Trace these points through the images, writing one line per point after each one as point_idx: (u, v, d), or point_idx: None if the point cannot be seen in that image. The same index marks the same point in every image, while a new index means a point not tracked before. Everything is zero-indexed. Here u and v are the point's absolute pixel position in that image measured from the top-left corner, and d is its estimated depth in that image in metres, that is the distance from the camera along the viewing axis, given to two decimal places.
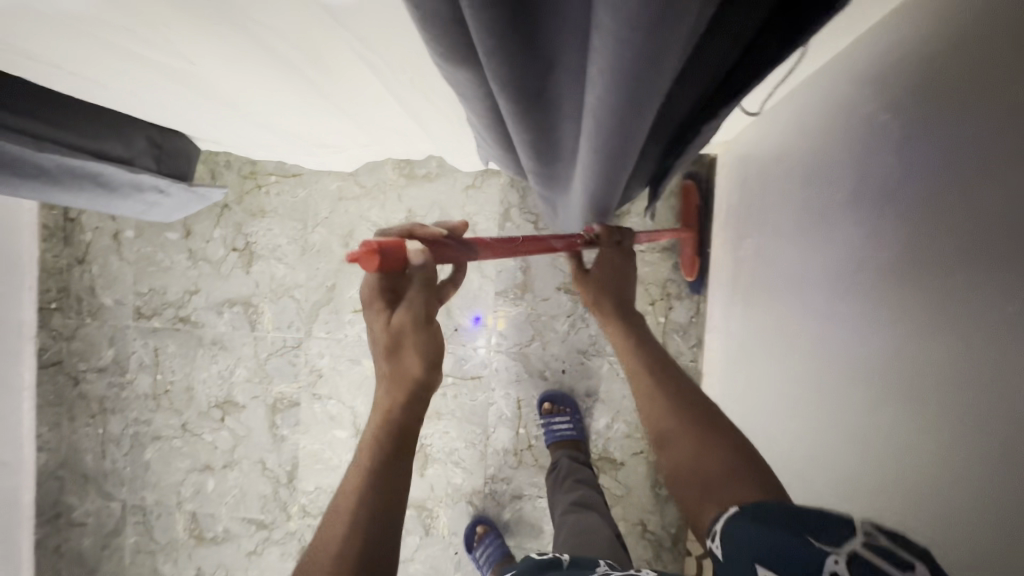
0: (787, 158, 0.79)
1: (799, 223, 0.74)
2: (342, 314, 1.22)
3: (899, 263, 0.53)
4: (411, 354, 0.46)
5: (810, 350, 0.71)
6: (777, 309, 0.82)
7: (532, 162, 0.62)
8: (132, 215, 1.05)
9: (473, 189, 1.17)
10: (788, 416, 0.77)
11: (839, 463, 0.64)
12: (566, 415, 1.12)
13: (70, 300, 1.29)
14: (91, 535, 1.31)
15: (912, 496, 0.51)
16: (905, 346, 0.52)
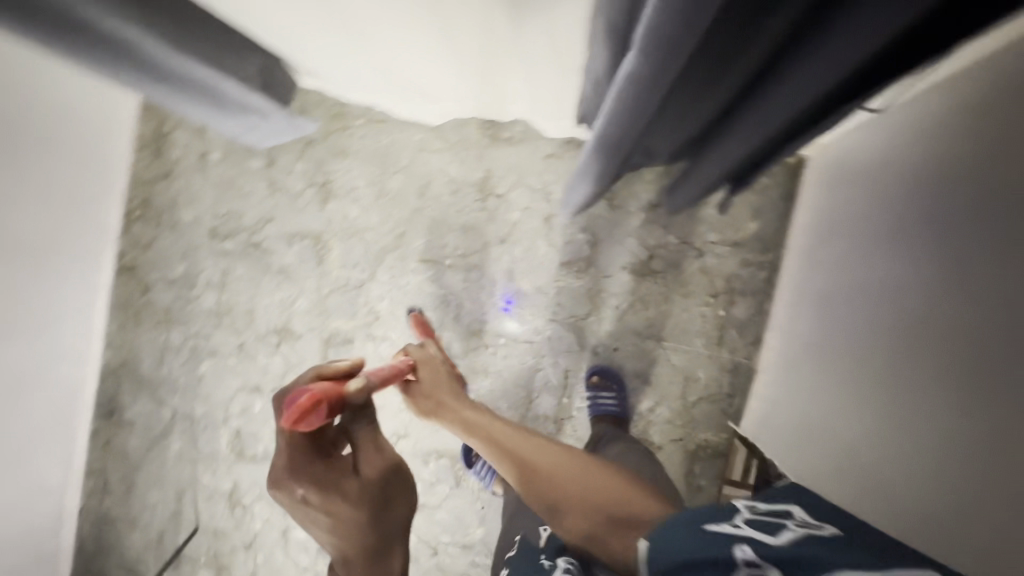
0: (867, 177, 0.86)
1: (866, 237, 0.83)
2: (408, 262, 1.25)
3: (953, 263, 0.62)
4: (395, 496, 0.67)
5: (871, 376, 0.75)
6: (842, 327, 0.85)
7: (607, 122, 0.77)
8: (230, 132, 1.08)
9: (553, 158, 1.19)
10: (829, 413, 0.84)
11: (877, 449, 0.71)
12: (612, 390, 1.14)
13: (151, 212, 1.34)
14: (138, 436, 1.37)
15: (943, 461, 0.59)
16: (949, 335, 0.61)
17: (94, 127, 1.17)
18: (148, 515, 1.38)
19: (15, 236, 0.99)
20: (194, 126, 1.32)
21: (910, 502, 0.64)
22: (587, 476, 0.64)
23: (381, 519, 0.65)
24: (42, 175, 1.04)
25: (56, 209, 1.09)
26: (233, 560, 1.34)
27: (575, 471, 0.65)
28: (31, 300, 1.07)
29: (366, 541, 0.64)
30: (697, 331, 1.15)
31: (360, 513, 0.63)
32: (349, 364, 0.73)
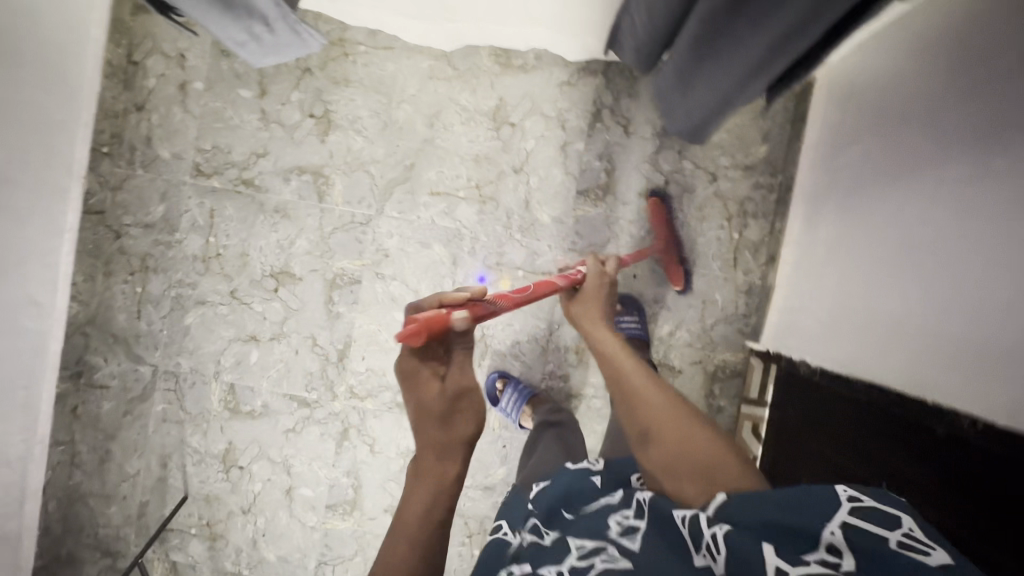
0: (877, 83, 0.90)
1: (883, 134, 0.87)
2: (417, 196, 1.20)
3: (986, 120, 0.66)
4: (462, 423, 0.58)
5: (914, 266, 0.76)
6: (876, 221, 0.86)
7: (681, 55, 0.85)
8: (230, 42, 1.01)
9: (567, 86, 1.18)
10: (858, 303, 0.87)
11: (915, 316, 0.74)
12: (635, 316, 1.14)
13: (123, 148, 1.22)
14: (112, 399, 1.24)
15: (994, 297, 0.62)
16: (992, 184, 0.64)
17: (61, 43, 1.04)
18: (127, 486, 1.24)
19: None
20: (171, 53, 1.21)
21: (962, 351, 0.66)
22: (677, 428, 0.60)
23: (441, 451, 0.57)
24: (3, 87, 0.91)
25: (17, 130, 0.96)
26: (229, 527, 1.23)
27: (663, 409, 0.62)
28: None
29: (438, 437, 0.57)
30: (714, 254, 1.18)
31: (437, 417, 0.58)
32: (467, 296, 0.69)
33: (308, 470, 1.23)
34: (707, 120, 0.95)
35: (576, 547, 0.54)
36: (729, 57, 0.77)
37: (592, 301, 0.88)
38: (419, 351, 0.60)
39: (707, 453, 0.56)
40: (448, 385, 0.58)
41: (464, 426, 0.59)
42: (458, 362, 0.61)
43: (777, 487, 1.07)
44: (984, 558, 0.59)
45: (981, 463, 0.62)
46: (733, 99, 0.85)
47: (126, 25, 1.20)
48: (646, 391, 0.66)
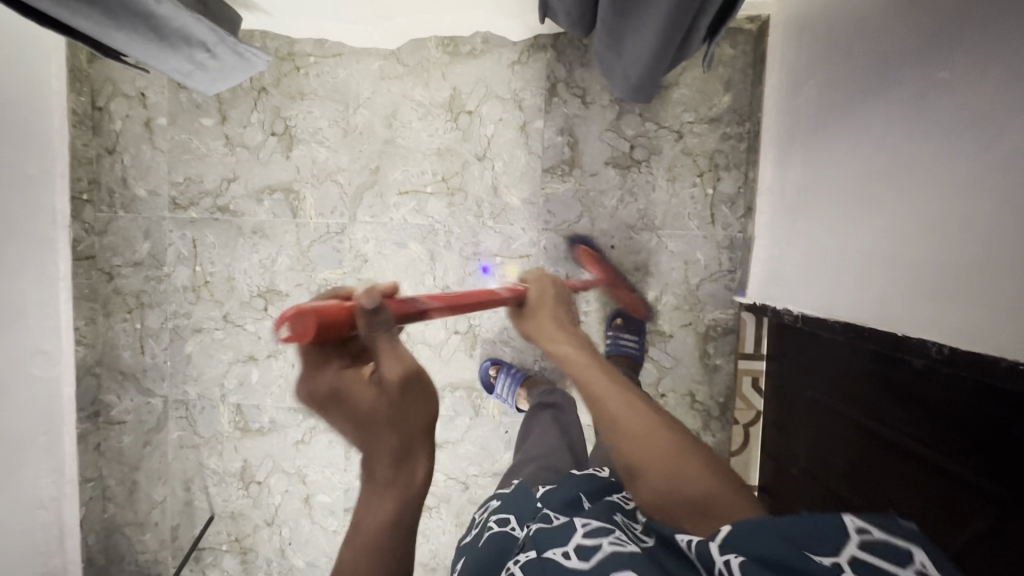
0: (826, 8, 0.87)
1: (837, 62, 0.83)
2: (387, 198, 1.21)
3: (925, 36, 0.63)
4: (418, 459, 0.48)
5: (876, 198, 0.73)
6: (839, 156, 0.83)
7: (611, 17, 0.85)
8: (176, 75, 1.02)
9: (518, 65, 1.16)
10: (832, 242, 0.84)
11: (881, 250, 0.72)
12: (634, 334, 1.14)
13: (103, 192, 1.27)
14: (132, 432, 1.30)
15: (951, 220, 0.59)
16: (936, 102, 0.61)
17: (26, 101, 1.08)
18: (157, 513, 1.31)
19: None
20: (132, 93, 1.24)
21: (926, 280, 0.64)
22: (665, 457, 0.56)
23: (400, 460, 0.47)
24: None
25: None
26: (257, 540, 1.28)
27: (651, 440, 0.58)
28: None
29: (392, 440, 0.45)
30: (690, 214, 1.15)
31: (383, 415, 0.44)
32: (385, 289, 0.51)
33: (322, 477, 1.26)
34: (647, 77, 0.96)
35: (582, 526, 0.52)
36: (649, 12, 0.78)
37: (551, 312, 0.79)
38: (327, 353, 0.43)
39: (689, 483, 0.53)
40: (379, 378, 0.43)
41: (416, 413, 0.46)
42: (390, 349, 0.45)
43: (782, 438, 1.06)
44: (979, 487, 0.59)
45: (957, 394, 0.61)
46: (668, 43, 0.83)
47: (85, 72, 1.23)
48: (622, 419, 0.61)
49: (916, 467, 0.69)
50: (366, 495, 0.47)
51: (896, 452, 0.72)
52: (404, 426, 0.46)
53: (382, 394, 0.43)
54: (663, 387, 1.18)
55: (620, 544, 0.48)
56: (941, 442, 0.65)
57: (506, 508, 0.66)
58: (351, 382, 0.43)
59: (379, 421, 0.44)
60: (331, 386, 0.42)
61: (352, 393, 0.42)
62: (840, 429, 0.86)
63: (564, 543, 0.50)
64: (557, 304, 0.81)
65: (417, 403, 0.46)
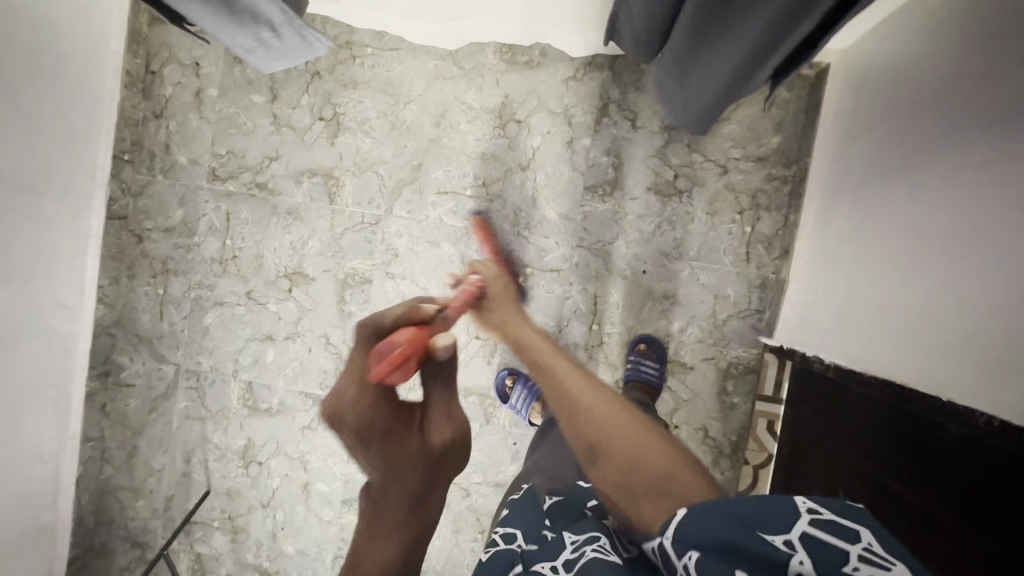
0: (893, 67, 0.87)
1: (899, 120, 0.83)
2: (426, 195, 1.21)
3: (997, 111, 0.63)
4: (433, 505, 0.54)
5: (925, 260, 0.73)
6: (890, 215, 0.83)
7: (682, 47, 0.86)
8: (239, 50, 1.02)
9: (573, 81, 1.17)
10: (874, 298, 0.84)
11: (927, 313, 0.72)
12: (654, 360, 1.14)
13: (144, 155, 1.27)
14: (138, 397, 1.29)
15: (1005, 296, 0.59)
16: (1003, 179, 0.61)
17: (80, 54, 1.10)
18: (153, 481, 1.29)
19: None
20: (186, 61, 1.25)
21: (973, 351, 0.64)
22: (627, 438, 0.53)
23: (418, 501, 0.52)
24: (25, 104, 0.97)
25: (39, 144, 1.02)
26: (250, 521, 1.27)
27: (610, 418, 0.55)
28: (15, 244, 1.00)
29: (412, 488, 0.51)
30: (725, 248, 1.15)
31: (419, 464, 0.52)
32: (434, 310, 0.66)
33: (323, 466, 1.25)
34: (707, 110, 0.98)
35: (569, 542, 0.58)
36: (723, 49, 0.81)
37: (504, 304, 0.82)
38: (388, 399, 0.52)
39: (648, 458, 0.52)
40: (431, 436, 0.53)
41: (443, 475, 0.54)
42: (437, 401, 0.56)
43: (790, 485, 1.05)
44: (1000, 557, 0.58)
45: (990, 469, 0.60)
46: (743, 73, 0.83)
47: (144, 36, 1.24)
48: (572, 382, 0.58)
49: (933, 536, 0.68)
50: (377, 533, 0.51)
51: (906, 511, 0.73)
52: (429, 477, 0.53)
53: (422, 449, 0.52)
54: (677, 418, 1.17)
55: (602, 553, 0.54)
56: (966, 513, 0.63)
57: (510, 514, 0.72)
58: (400, 428, 0.52)
59: (411, 472, 0.51)
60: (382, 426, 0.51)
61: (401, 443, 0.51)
62: (857, 487, 0.84)
63: (554, 559, 0.56)
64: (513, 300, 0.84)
65: (454, 456, 0.55)
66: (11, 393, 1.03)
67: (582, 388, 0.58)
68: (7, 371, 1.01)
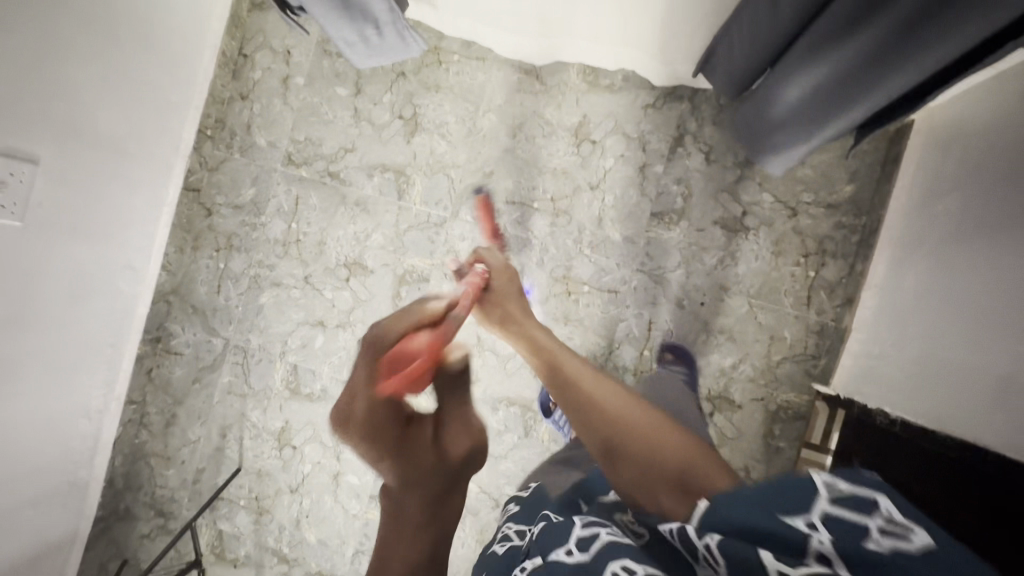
0: (988, 131, 0.87)
1: (992, 183, 0.83)
2: (493, 203, 1.22)
3: None
4: (451, 507, 0.55)
5: (1013, 324, 0.73)
6: (976, 276, 0.82)
7: (775, 83, 0.87)
8: (340, 43, 1.05)
9: (651, 109, 1.19)
10: (952, 358, 0.83)
11: (1011, 378, 0.71)
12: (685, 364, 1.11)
13: (226, 133, 1.31)
14: (185, 366, 1.31)
15: None
16: None
17: (183, 30, 1.15)
18: (186, 451, 1.30)
19: (68, 112, 0.95)
20: (278, 49, 1.29)
21: None
22: (647, 436, 0.53)
23: (435, 506, 0.53)
24: (124, 63, 1.04)
25: (127, 106, 1.07)
26: (277, 504, 1.27)
27: (625, 411, 0.55)
28: (89, 194, 1.04)
29: (429, 490, 0.53)
30: (787, 290, 1.15)
31: (432, 474, 0.53)
32: (441, 308, 0.61)
33: (356, 458, 1.25)
34: (784, 155, 0.98)
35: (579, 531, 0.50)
36: (807, 94, 0.81)
37: (510, 300, 0.81)
38: (393, 411, 0.50)
39: (672, 454, 0.51)
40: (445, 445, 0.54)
41: (457, 481, 0.56)
42: (449, 413, 0.58)
43: None
44: None
45: None
46: (819, 123, 0.83)
47: (242, 21, 1.29)
48: (592, 386, 0.59)
49: None
50: (391, 541, 0.52)
51: None
52: (448, 482, 0.54)
53: (440, 459, 0.54)
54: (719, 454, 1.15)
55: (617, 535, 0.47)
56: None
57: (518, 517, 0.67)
58: (415, 442, 0.52)
59: (427, 480, 0.53)
60: (398, 441, 0.50)
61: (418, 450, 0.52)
62: None
63: (563, 546, 0.48)
64: (518, 296, 0.83)
65: (465, 467, 0.57)
66: (60, 342, 1.05)
67: (598, 388, 0.58)
68: (58, 321, 1.03)
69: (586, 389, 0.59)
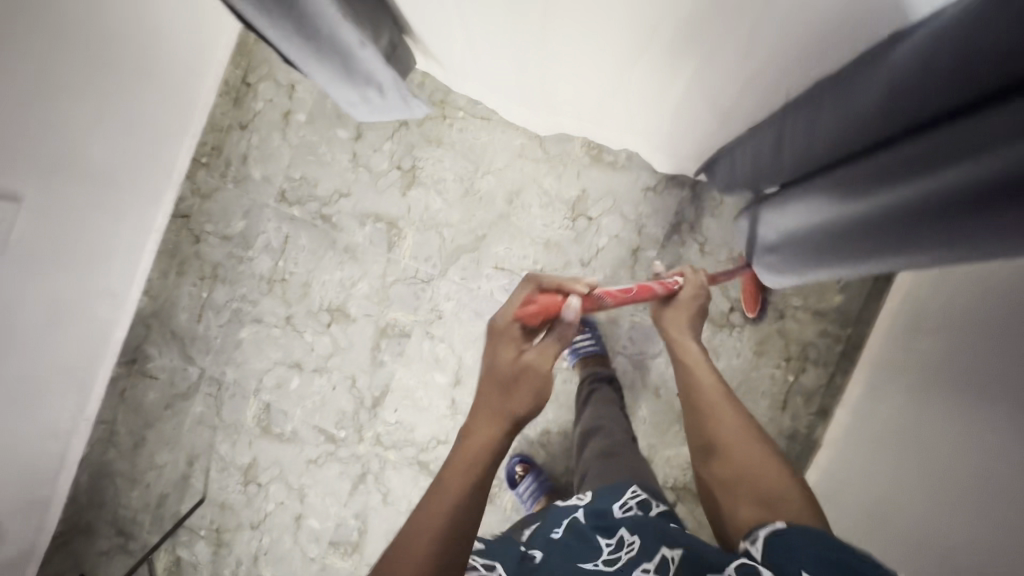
0: (975, 295, 0.82)
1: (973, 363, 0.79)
2: (482, 267, 1.21)
3: None
4: (519, 396, 0.60)
5: (969, 532, 0.71)
6: (947, 456, 0.79)
7: (787, 183, 0.75)
8: (342, 101, 1.03)
9: (651, 192, 1.17)
10: (908, 528, 0.83)
11: None
12: (586, 332, 1.16)
13: (220, 160, 1.28)
14: (158, 390, 1.30)
15: None
16: None
17: (184, 62, 1.13)
18: (152, 475, 1.30)
19: (64, 151, 0.94)
20: (282, 81, 1.26)
21: None
22: (751, 459, 0.70)
23: (503, 416, 0.59)
24: (121, 100, 1.02)
25: (122, 142, 1.06)
26: (236, 538, 1.27)
27: (737, 438, 0.73)
28: (74, 232, 1.03)
29: (497, 401, 0.60)
30: (764, 391, 1.15)
31: (506, 379, 0.61)
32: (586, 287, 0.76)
33: (320, 503, 1.25)
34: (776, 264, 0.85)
35: None
36: (805, 207, 0.69)
37: (686, 313, 0.92)
38: (510, 322, 0.66)
39: (771, 482, 0.66)
40: (523, 357, 0.62)
41: (520, 394, 0.60)
42: (539, 346, 0.63)
43: None
44: None
45: None
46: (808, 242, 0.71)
47: (249, 50, 1.27)
48: (725, 412, 0.76)
49: None
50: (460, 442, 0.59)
51: None
52: (513, 399, 0.60)
53: (514, 366, 0.62)
54: None
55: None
56: None
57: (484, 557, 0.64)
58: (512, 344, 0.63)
59: (501, 382, 0.61)
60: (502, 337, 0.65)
61: (501, 350, 0.63)
62: None
63: None
64: (694, 313, 0.92)
65: (527, 392, 0.60)
66: (31, 374, 1.03)
67: (727, 413, 0.76)
68: (32, 351, 1.02)
69: (729, 422, 0.75)
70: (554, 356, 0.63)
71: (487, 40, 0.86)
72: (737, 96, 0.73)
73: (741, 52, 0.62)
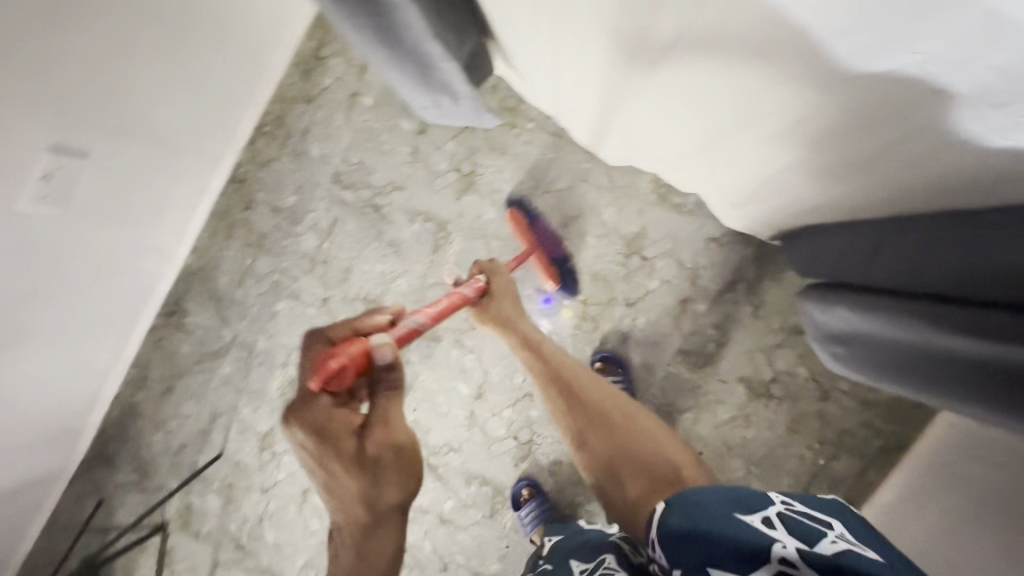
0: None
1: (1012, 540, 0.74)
2: (524, 287, 1.18)
3: None
4: (387, 483, 0.66)
5: None
6: None
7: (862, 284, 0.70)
8: (414, 103, 0.99)
9: (714, 243, 1.11)
10: None
11: None
12: (618, 374, 1.13)
13: (282, 131, 1.27)
14: (191, 344, 1.34)
15: None
16: None
17: (258, 31, 1.12)
18: (176, 423, 1.36)
19: (130, 112, 0.94)
20: (355, 60, 1.22)
21: None
22: (637, 447, 0.91)
23: (374, 478, 0.65)
24: (194, 64, 1.01)
25: (191, 108, 1.06)
26: (244, 498, 1.33)
27: (617, 434, 0.93)
28: (134, 193, 1.04)
29: (356, 488, 0.64)
30: (789, 469, 1.10)
31: (345, 452, 0.65)
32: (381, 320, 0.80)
33: None
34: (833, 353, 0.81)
35: None
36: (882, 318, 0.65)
37: (503, 298, 1.04)
38: (327, 399, 0.66)
39: (656, 461, 0.88)
40: (364, 426, 0.67)
41: (385, 475, 0.66)
42: (378, 413, 0.68)
43: None
44: None
45: None
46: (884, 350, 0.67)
47: (327, 22, 1.23)
48: (595, 426, 0.95)
49: None
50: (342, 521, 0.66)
51: None
52: (374, 469, 0.66)
53: (350, 443, 0.65)
54: None
55: None
56: None
57: None
58: (332, 424, 0.65)
59: (335, 450, 0.64)
60: (316, 426, 0.64)
61: (336, 438, 0.64)
62: None
63: None
64: (511, 299, 1.06)
65: (389, 466, 0.67)
66: (77, 320, 1.07)
67: (604, 404, 0.97)
68: (82, 298, 1.05)
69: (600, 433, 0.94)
70: (398, 404, 0.70)
71: (574, 77, 0.81)
72: (834, 192, 0.67)
73: (853, 158, 0.57)
